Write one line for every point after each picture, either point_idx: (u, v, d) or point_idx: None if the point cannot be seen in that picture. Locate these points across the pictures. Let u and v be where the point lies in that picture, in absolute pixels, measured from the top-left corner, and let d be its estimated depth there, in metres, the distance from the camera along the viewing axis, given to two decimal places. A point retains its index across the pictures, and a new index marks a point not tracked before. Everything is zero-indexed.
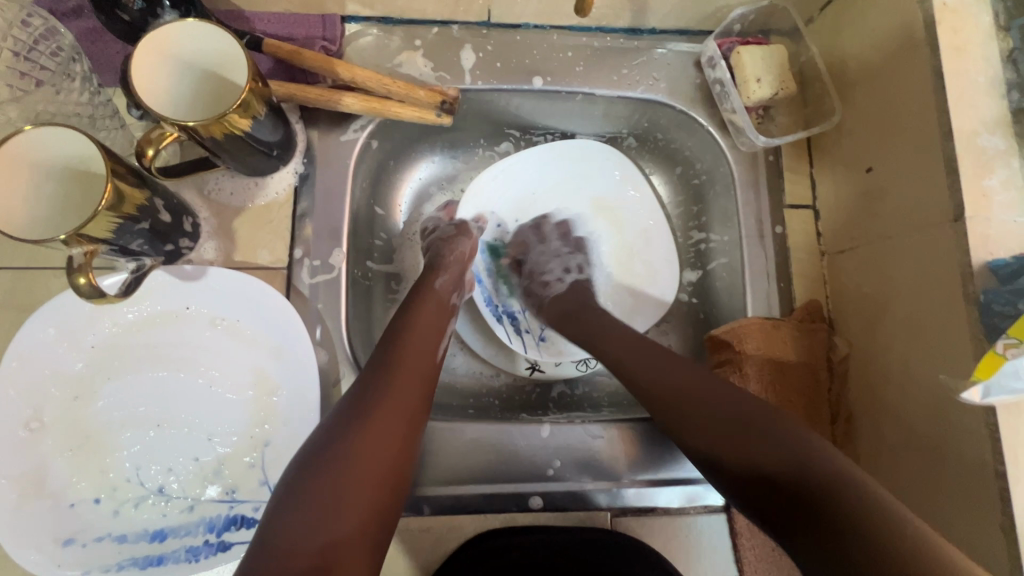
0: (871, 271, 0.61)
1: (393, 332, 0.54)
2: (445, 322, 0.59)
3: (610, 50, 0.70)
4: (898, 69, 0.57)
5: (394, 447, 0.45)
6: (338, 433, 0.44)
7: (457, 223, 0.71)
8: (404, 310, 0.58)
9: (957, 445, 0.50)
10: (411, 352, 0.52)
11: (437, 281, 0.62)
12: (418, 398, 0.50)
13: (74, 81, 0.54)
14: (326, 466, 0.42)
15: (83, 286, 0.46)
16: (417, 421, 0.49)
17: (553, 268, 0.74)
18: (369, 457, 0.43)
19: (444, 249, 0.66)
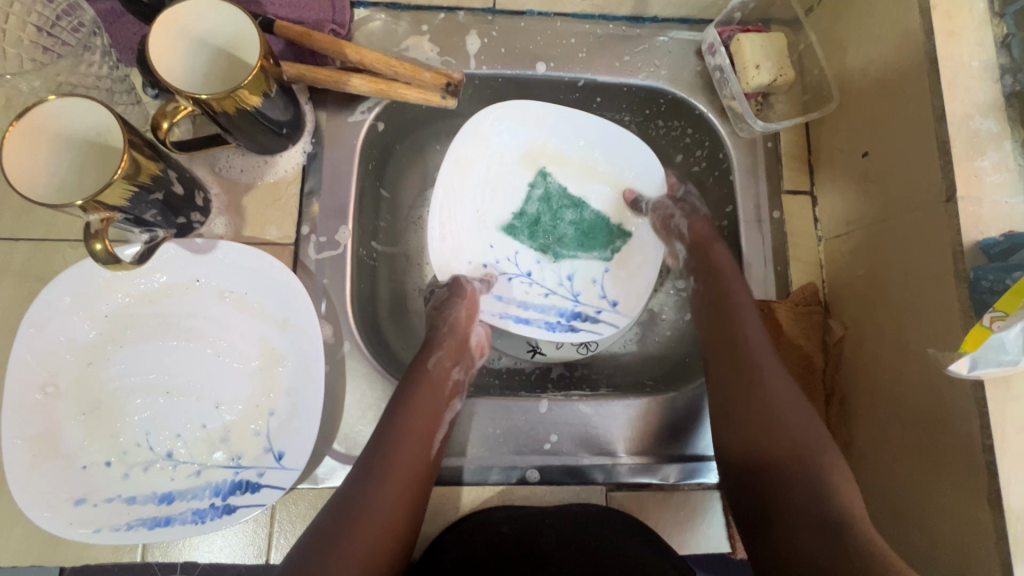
0: (865, 254, 0.62)
1: (400, 405, 0.57)
2: (443, 408, 0.59)
3: (612, 37, 0.72)
4: (894, 55, 0.58)
5: (381, 545, 0.50)
6: (343, 520, 0.50)
7: (454, 280, 0.68)
8: (407, 383, 0.60)
9: (945, 421, 0.50)
10: (404, 449, 0.54)
11: (432, 358, 0.62)
12: (408, 493, 0.53)
13: (93, 54, 0.55)
14: (309, 573, 0.47)
15: (100, 251, 0.48)
16: (409, 516, 0.52)
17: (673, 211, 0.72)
18: (354, 568, 0.48)
19: (437, 320, 0.65)
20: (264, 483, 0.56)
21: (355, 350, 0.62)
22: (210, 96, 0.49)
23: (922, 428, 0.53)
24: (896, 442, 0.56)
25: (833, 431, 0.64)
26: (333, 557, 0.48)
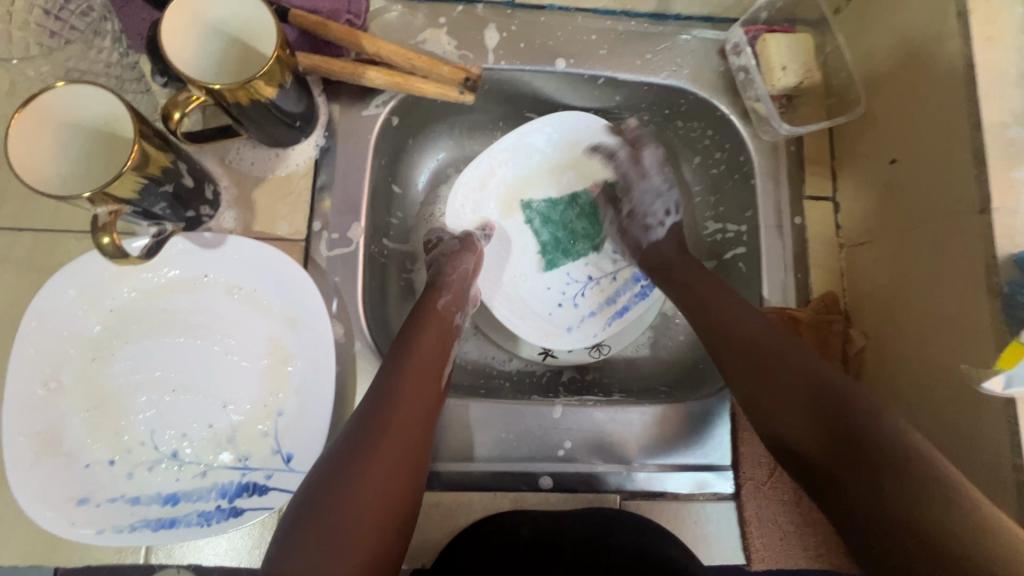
0: (890, 263, 0.60)
1: (402, 340, 0.56)
2: (449, 345, 0.59)
3: (634, 35, 0.70)
4: (927, 60, 0.56)
5: (403, 464, 0.48)
6: (355, 446, 0.47)
7: (462, 236, 0.70)
8: (408, 325, 0.59)
9: (973, 438, 0.49)
10: (415, 376, 0.53)
11: (439, 301, 0.62)
12: (422, 419, 0.51)
13: (105, 40, 0.54)
14: (332, 493, 0.44)
15: (106, 245, 0.47)
16: (424, 443, 0.51)
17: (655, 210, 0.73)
18: (377, 486, 0.45)
19: (445, 266, 0.65)
20: (272, 486, 0.55)
21: (366, 350, 0.61)
22: (225, 87, 0.48)
23: (948, 444, 0.52)
24: None
25: None
26: (355, 475, 0.45)
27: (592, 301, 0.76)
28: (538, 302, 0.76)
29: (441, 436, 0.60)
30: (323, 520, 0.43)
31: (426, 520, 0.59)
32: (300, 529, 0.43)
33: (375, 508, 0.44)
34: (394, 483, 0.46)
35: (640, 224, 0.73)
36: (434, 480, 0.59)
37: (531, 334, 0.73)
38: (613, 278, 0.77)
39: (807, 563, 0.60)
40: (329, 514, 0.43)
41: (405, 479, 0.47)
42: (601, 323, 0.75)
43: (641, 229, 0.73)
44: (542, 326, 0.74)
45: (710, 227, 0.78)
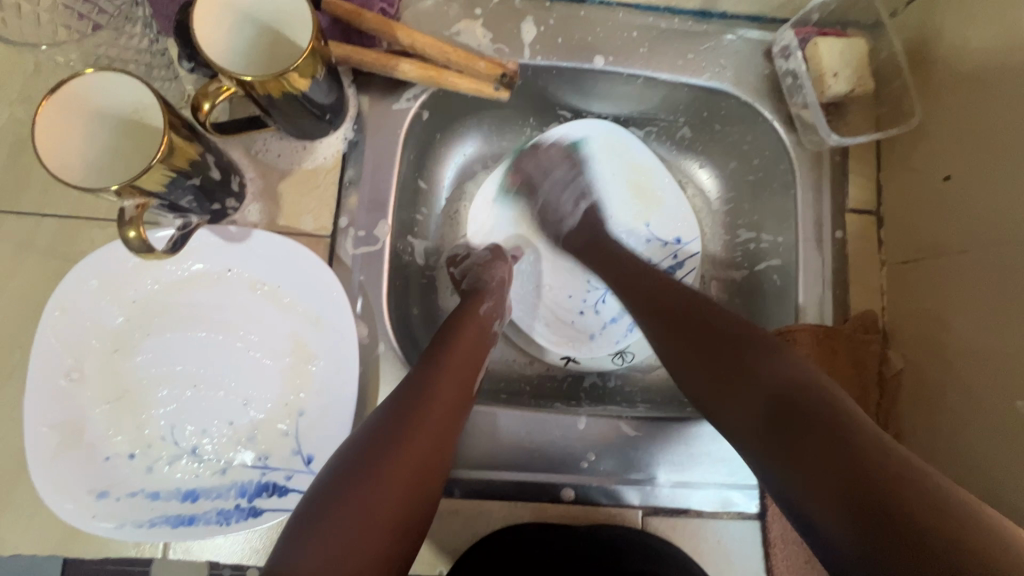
0: (938, 285, 0.58)
1: (440, 343, 0.56)
2: (483, 352, 0.58)
3: (677, 33, 0.67)
4: (992, 72, 0.53)
5: (426, 466, 0.46)
6: (382, 440, 0.46)
7: (492, 247, 0.70)
8: (446, 330, 0.58)
9: (1020, 475, 0.47)
10: (449, 376, 0.52)
11: (482, 307, 0.61)
12: (450, 420, 0.50)
13: (134, 26, 0.51)
14: (352, 478, 0.43)
15: (133, 239, 0.45)
16: (450, 444, 0.50)
17: (565, 200, 0.74)
18: (399, 479, 0.44)
19: (484, 275, 0.65)
20: (291, 487, 0.54)
21: (389, 353, 0.59)
22: (258, 79, 0.46)
23: (991, 480, 0.50)
24: None
25: None
26: (377, 465, 0.44)
27: (612, 308, 0.75)
28: (563, 307, 0.74)
29: (464, 443, 0.59)
30: (342, 513, 0.41)
31: (445, 527, 0.58)
32: (312, 514, 0.41)
33: (394, 503, 0.43)
34: (415, 479, 0.45)
35: (555, 217, 0.75)
36: (454, 487, 0.58)
37: (550, 338, 0.73)
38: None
39: None
40: (348, 505, 0.41)
41: (426, 478, 0.46)
42: (620, 333, 0.74)
43: (556, 220, 0.75)
44: (561, 332, 0.73)
45: (742, 236, 0.75)
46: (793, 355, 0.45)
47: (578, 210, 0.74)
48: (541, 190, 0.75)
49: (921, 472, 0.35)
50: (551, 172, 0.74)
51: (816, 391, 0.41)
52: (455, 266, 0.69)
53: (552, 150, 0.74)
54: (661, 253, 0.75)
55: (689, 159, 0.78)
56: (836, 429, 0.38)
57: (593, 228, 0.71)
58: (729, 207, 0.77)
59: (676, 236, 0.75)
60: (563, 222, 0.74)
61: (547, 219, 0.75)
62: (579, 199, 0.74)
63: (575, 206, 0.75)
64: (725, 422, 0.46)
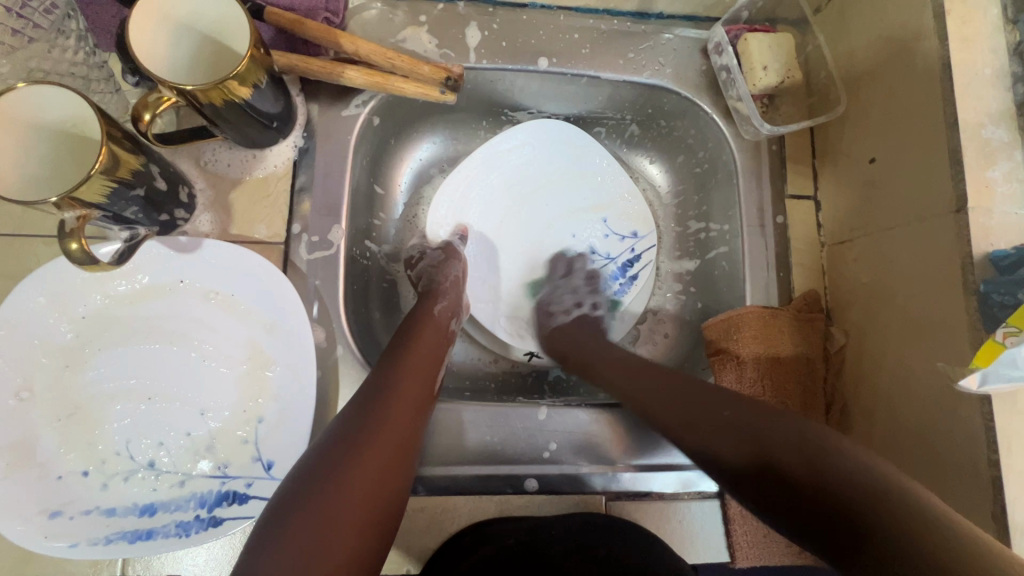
0: (872, 262, 0.61)
1: (400, 345, 0.56)
2: (444, 351, 0.60)
3: (618, 33, 0.70)
4: (904, 59, 0.57)
5: (392, 464, 0.47)
6: (347, 442, 0.46)
7: (443, 244, 0.71)
8: (403, 333, 0.58)
9: (952, 433, 0.50)
10: (411, 376, 0.53)
11: (436, 307, 0.62)
12: (415, 419, 0.51)
13: (67, 39, 0.52)
14: (319, 481, 0.43)
15: (76, 252, 0.45)
16: (414, 444, 0.50)
17: (565, 302, 0.74)
18: (370, 477, 0.44)
19: (437, 275, 0.66)
20: (252, 494, 0.54)
21: (348, 355, 0.60)
22: (198, 87, 0.46)
23: (926, 439, 0.53)
24: (898, 454, 0.56)
25: None
26: (344, 464, 0.44)
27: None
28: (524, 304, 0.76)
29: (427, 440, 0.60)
30: (308, 512, 0.41)
31: (411, 525, 0.58)
32: (280, 519, 0.41)
33: (365, 500, 0.43)
34: (384, 476, 0.46)
35: (546, 313, 0.74)
36: (418, 485, 0.59)
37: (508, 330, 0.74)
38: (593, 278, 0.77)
39: (789, 558, 0.61)
40: (315, 503, 0.41)
41: (395, 475, 0.47)
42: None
43: (546, 315, 0.74)
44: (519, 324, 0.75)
45: (692, 227, 0.78)
46: (776, 408, 0.44)
47: (573, 313, 0.73)
48: (545, 296, 0.75)
49: (910, 497, 0.35)
50: (565, 277, 0.75)
51: (807, 434, 0.40)
52: (412, 269, 0.70)
53: (579, 267, 0.76)
54: (619, 247, 0.78)
55: (639, 155, 0.81)
56: (834, 479, 0.37)
57: (578, 332, 0.70)
58: (680, 200, 0.80)
59: (633, 228, 0.78)
60: (553, 319, 0.73)
61: (540, 319, 0.74)
62: (576, 304, 0.74)
63: (567, 311, 0.73)
64: (719, 465, 0.44)
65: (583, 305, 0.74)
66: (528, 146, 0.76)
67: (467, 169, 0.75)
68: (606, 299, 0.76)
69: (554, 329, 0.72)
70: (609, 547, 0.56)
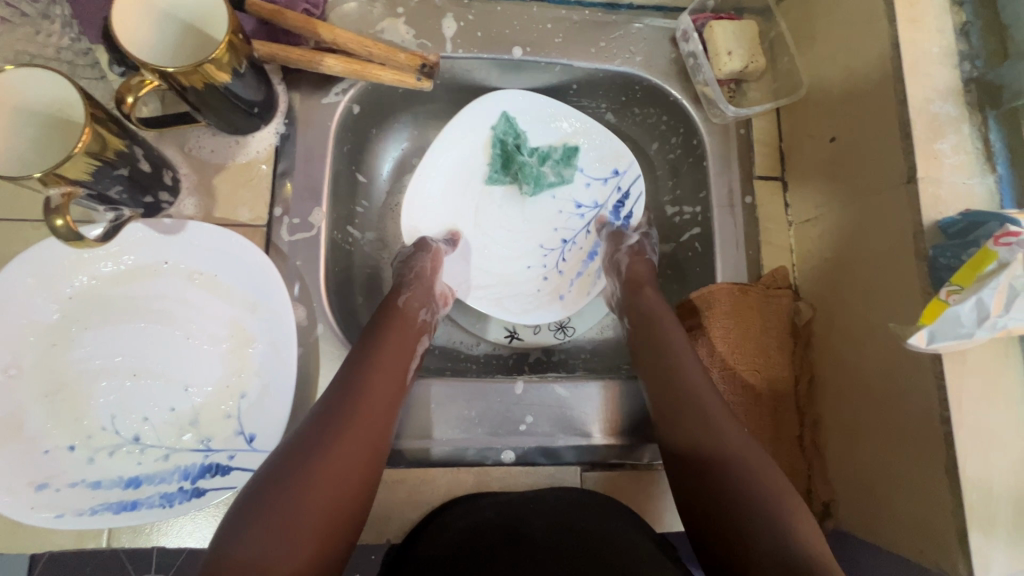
0: (836, 237, 0.63)
1: (368, 342, 0.58)
2: (416, 346, 0.61)
3: (589, 23, 0.72)
4: (858, 41, 0.60)
5: (359, 460, 0.48)
6: (311, 443, 0.48)
7: (417, 241, 0.71)
8: (370, 328, 0.60)
9: (908, 394, 0.52)
10: (382, 370, 0.55)
11: (401, 299, 0.64)
12: (386, 412, 0.53)
13: (54, 24, 0.55)
14: (280, 483, 0.45)
15: (61, 227, 0.47)
16: (382, 440, 0.52)
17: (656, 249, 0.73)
18: (335, 472, 0.46)
19: (403, 268, 0.67)
20: (234, 466, 0.56)
21: (329, 333, 0.62)
22: (178, 71, 0.48)
23: (886, 402, 0.55)
24: (862, 420, 0.58)
25: (803, 410, 0.65)
26: (307, 466, 0.46)
27: (571, 265, 0.77)
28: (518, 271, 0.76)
29: (407, 413, 0.61)
30: (269, 516, 0.43)
31: (391, 497, 0.60)
32: (249, 512, 0.43)
33: (330, 491, 0.45)
34: (353, 466, 0.48)
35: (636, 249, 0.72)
36: (398, 458, 0.60)
37: (503, 308, 0.74)
38: (587, 234, 0.78)
39: None
40: (276, 507, 0.43)
41: (364, 465, 0.49)
42: (590, 284, 0.76)
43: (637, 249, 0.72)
44: (512, 301, 0.74)
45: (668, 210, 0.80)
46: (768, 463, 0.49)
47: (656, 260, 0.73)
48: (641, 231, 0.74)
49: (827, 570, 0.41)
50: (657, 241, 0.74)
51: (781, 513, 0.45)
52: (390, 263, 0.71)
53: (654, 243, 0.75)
54: (603, 192, 0.78)
55: None
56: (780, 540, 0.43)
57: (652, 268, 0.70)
58: (655, 185, 0.82)
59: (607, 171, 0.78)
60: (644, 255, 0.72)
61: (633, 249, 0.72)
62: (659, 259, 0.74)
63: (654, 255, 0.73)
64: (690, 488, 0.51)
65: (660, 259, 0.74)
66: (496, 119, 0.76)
67: (443, 147, 0.75)
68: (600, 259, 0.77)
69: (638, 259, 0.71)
70: (586, 523, 0.57)
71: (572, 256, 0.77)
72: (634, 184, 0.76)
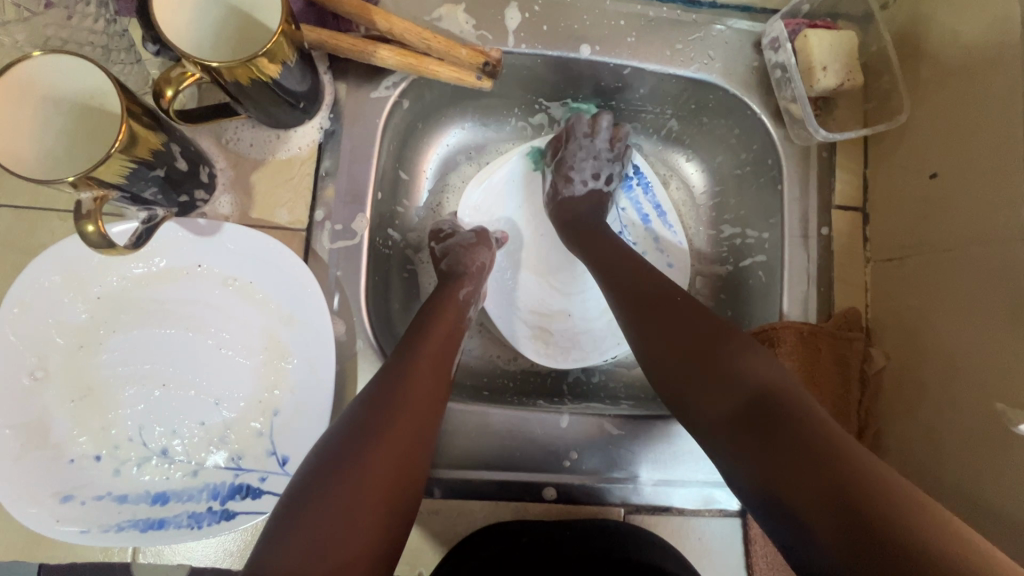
0: (924, 284, 0.57)
1: (417, 329, 0.54)
2: (459, 337, 0.57)
3: (667, 22, 0.65)
4: (980, 68, 0.53)
5: (410, 453, 0.45)
6: (362, 435, 0.44)
7: (476, 229, 0.69)
8: (423, 315, 0.56)
9: (998, 473, 0.48)
10: (429, 357, 0.51)
11: (463, 291, 0.61)
12: (428, 409, 0.48)
13: (88, 5, 0.50)
14: (336, 476, 0.41)
15: (92, 234, 0.43)
16: (432, 434, 0.48)
17: (585, 168, 0.70)
18: (387, 463, 0.43)
19: (466, 258, 0.64)
20: (265, 489, 0.53)
21: (367, 349, 0.58)
22: (223, 64, 0.43)
23: (968, 477, 0.50)
24: (935, 488, 0.53)
25: None
26: (361, 459, 0.42)
27: (642, 240, 0.75)
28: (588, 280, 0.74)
29: (446, 441, 0.58)
30: (321, 511, 0.39)
31: (425, 528, 0.57)
32: (293, 511, 0.40)
33: (380, 483, 0.42)
34: (394, 468, 0.43)
35: (562, 184, 0.72)
36: (434, 487, 0.57)
37: (601, 350, 0.71)
38: (625, 211, 0.75)
39: None
40: (330, 501, 0.40)
41: (410, 462, 0.44)
42: (662, 262, 0.75)
43: (564, 180, 0.71)
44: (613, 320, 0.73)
45: (726, 231, 0.75)
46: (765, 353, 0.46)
47: (588, 184, 0.71)
48: (563, 155, 0.71)
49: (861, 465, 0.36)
50: (590, 138, 0.70)
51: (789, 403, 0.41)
52: (437, 242, 0.67)
53: (603, 125, 0.70)
54: None
55: (675, 152, 0.77)
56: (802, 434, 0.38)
57: (588, 209, 0.70)
58: (715, 202, 0.76)
59: None
60: (570, 186, 0.71)
61: (557, 180, 0.71)
62: (596, 175, 0.72)
63: (586, 181, 0.71)
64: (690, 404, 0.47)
65: (599, 178, 0.72)
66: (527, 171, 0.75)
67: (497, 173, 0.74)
68: (672, 256, 0.75)
69: (567, 197, 0.71)
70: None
71: (639, 238, 0.75)
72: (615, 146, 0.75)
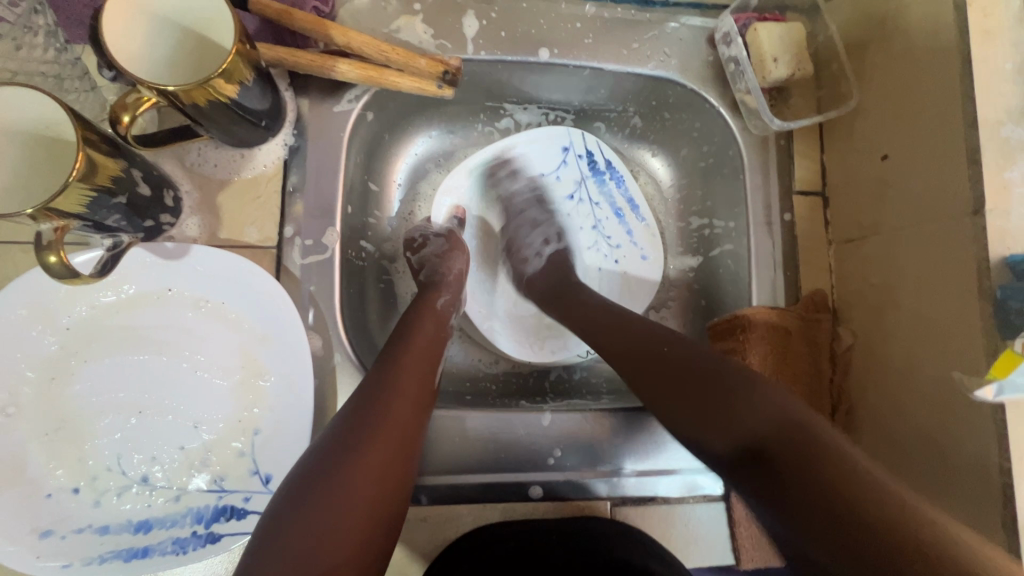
0: (881, 262, 0.59)
1: (399, 341, 0.54)
2: (441, 346, 0.57)
3: (622, 22, 0.67)
4: (920, 52, 0.55)
5: (393, 465, 0.45)
6: (344, 451, 0.44)
7: (447, 233, 0.69)
8: (404, 326, 0.57)
9: (963, 439, 0.50)
10: (410, 369, 0.52)
11: (440, 300, 0.61)
12: (414, 417, 0.49)
13: (36, 36, 0.51)
14: (317, 493, 0.41)
15: (55, 265, 0.43)
16: (416, 445, 0.48)
17: (532, 241, 0.73)
18: (370, 477, 0.43)
19: (442, 267, 0.65)
20: (250, 509, 0.52)
21: (345, 362, 0.58)
22: (180, 88, 0.43)
23: (937, 447, 0.52)
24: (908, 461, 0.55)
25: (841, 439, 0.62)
26: (341, 474, 0.42)
27: (616, 234, 0.76)
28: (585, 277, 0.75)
29: (430, 447, 0.59)
30: (303, 529, 0.39)
31: (413, 536, 0.57)
32: (274, 532, 0.39)
33: (365, 498, 0.42)
34: (383, 472, 0.44)
35: (518, 257, 0.73)
36: (421, 494, 0.58)
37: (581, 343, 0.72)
38: (599, 206, 0.77)
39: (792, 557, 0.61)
40: (311, 518, 0.40)
41: (394, 474, 0.45)
42: (637, 256, 0.76)
43: (519, 259, 0.73)
44: None
45: (695, 222, 0.76)
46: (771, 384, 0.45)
47: (543, 253, 0.73)
48: (512, 233, 0.74)
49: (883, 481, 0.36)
50: (526, 210, 0.75)
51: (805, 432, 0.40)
52: (413, 253, 0.68)
53: (520, 180, 0.75)
54: (573, 171, 0.76)
55: (641, 149, 0.79)
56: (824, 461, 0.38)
57: (550, 276, 0.70)
58: (681, 194, 0.78)
59: (575, 178, 0.77)
60: (526, 264, 0.72)
61: (514, 264, 0.74)
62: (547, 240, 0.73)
63: (537, 255, 0.73)
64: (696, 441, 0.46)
65: (551, 241, 0.73)
66: (502, 170, 0.75)
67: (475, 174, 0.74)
68: (647, 247, 0.76)
69: (528, 274, 0.72)
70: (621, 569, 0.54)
71: (613, 232, 0.76)
72: (586, 142, 0.75)
